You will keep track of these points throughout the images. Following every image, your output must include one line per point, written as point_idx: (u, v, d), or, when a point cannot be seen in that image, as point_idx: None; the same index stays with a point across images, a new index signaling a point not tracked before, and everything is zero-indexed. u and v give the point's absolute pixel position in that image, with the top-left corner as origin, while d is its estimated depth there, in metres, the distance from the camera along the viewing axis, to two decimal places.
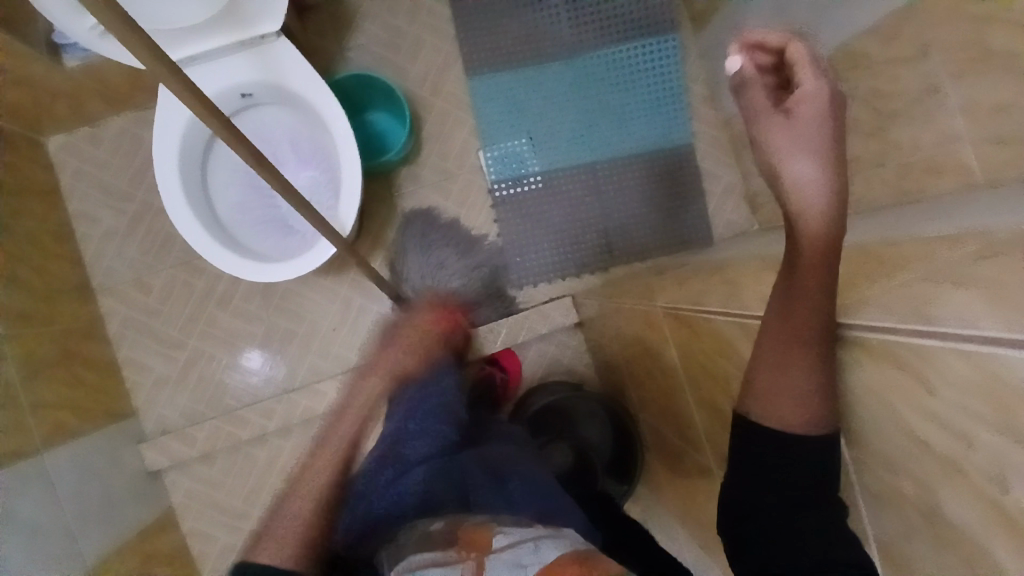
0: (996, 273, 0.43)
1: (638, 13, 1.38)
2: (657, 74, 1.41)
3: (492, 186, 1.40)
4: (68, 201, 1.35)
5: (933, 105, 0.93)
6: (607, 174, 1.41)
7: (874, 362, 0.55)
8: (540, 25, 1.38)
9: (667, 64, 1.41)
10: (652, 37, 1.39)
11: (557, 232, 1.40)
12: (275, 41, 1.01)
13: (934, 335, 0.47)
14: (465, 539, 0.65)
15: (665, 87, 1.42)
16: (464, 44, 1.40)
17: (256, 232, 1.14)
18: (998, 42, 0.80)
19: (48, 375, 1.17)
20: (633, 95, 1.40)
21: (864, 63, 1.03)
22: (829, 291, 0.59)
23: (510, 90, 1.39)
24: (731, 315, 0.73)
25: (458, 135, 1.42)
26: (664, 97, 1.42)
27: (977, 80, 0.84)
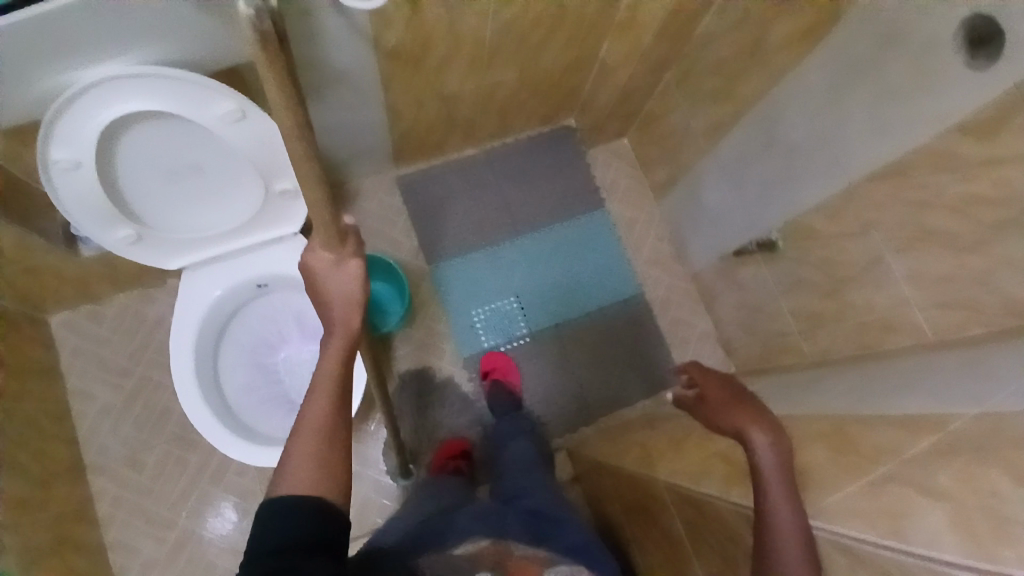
0: (968, 500, 0.54)
1: (585, 192, 1.64)
2: (616, 236, 1.62)
3: (486, 344, 1.51)
4: (67, 380, 1.38)
5: (879, 273, 1.02)
6: (581, 332, 1.55)
7: (854, 569, 0.60)
8: (516, 202, 1.61)
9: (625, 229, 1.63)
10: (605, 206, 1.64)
11: (547, 381, 1.50)
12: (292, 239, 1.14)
13: (909, 550, 0.54)
14: (516, 574, 0.65)
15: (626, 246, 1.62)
16: (453, 220, 1.58)
17: (263, 412, 1.15)
18: (932, 221, 0.89)
19: (44, 565, 1.13)
20: (594, 258, 1.60)
21: (810, 236, 1.15)
22: (784, 484, 0.67)
23: (487, 262, 1.57)
24: (732, 504, 0.78)
25: (450, 298, 1.53)
26: (619, 258, 1.60)
27: (916, 253, 0.94)
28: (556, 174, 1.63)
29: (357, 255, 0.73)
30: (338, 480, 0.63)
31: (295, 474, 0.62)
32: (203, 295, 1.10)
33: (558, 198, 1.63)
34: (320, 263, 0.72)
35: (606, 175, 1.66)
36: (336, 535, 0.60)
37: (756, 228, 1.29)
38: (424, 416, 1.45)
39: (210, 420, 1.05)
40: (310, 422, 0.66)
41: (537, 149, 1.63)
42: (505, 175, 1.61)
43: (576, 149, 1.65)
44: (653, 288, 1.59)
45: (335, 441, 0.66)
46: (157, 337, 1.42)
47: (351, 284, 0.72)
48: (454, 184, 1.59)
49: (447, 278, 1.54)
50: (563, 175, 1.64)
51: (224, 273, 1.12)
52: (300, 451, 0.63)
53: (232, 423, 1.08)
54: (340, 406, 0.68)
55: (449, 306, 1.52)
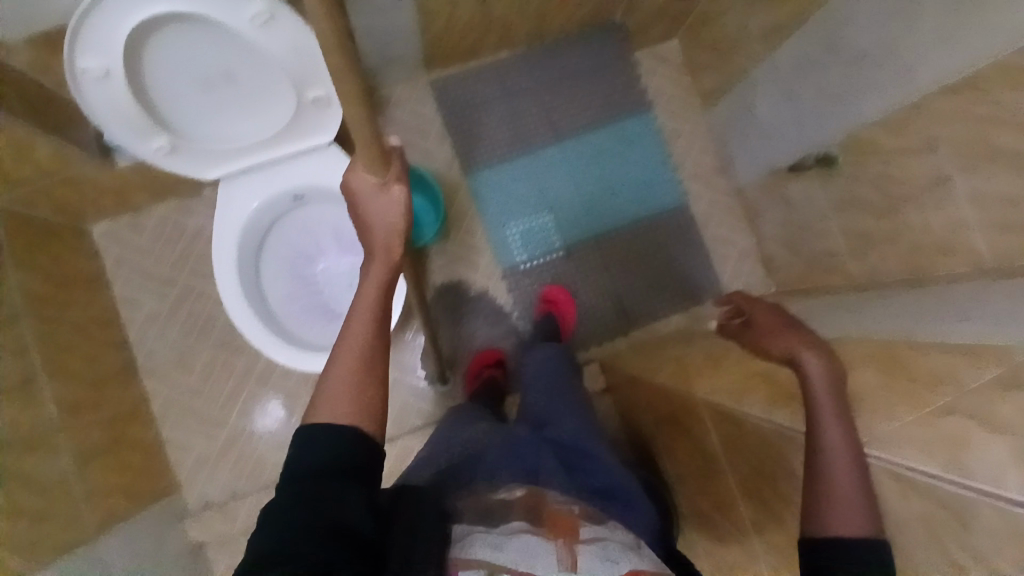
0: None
1: (625, 97, 1.56)
2: (655, 146, 1.56)
3: (520, 258, 1.50)
4: (112, 288, 1.42)
5: (942, 193, 0.95)
6: (619, 244, 1.52)
7: (907, 494, 0.62)
8: (552, 111, 1.54)
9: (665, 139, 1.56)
10: (646, 115, 1.56)
11: (581, 296, 1.50)
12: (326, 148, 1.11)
13: (972, 486, 0.55)
14: (549, 520, 0.68)
15: (665, 158, 1.55)
16: (486, 129, 1.52)
17: (305, 321, 1.18)
18: (1008, 138, 0.82)
19: (101, 462, 1.21)
20: (632, 168, 1.55)
21: (870, 151, 1.08)
22: (836, 397, 0.68)
23: (523, 171, 1.53)
24: (773, 425, 0.79)
25: (484, 211, 1.51)
26: (659, 168, 1.55)
27: (984, 173, 0.87)
28: (596, 78, 1.55)
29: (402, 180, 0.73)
30: (374, 413, 0.64)
31: (332, 403, 0.63)
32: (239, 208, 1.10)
33: (597, 106, 1.55)
34: (365, 186, 0.72)
35: (649, 81, 1.57)
36: (363, 467, 0.60)
37: (811, 141, 1.22)
38: (458, 327, 1.47)
39: (261, 329, 1.08)
40: (346, 352, 0.66)
41: (577, 49, 1.53)
42: (541, 81, 1.54)
43: (618, 49, 1.54)
44: (692, 202, 1.55)
45: (373, 368, 0.66)
46: (196, 248, 1.44)
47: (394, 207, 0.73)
48: (487, 91, 1.52)
49: (483, 189, 1.51)
50: (603, 78, 1.55)
51: (260, 183, 1.11)
52: (337, 382, 0.64)
53: (280, 332, 1.11)
54: (376, 334, 0.68)
55: (485, 216, 1.51)
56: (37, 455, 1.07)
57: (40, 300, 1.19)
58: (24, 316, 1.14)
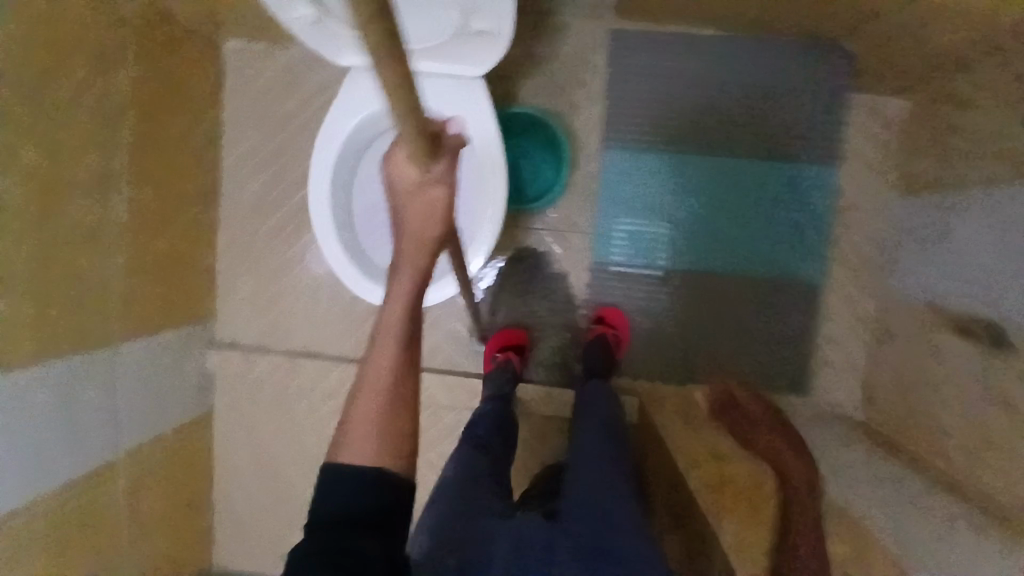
0: None
1: (812, 140, 1.32)
2: (816, 207, 1.34)
3: (614, 260, 1.36)
4: (224, 108, 1.41)
5: None
6: (722, 293, 1.36)
7: None
8: (724, 121, 1.34)
9: (831, 204, 1.33)
10: (823, 168, 1.33)
11: (654, 326, 1.38)
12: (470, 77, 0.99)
13: None
14: None
15: (820, 225, 1.34)
16: (645, 109, 1.35)
17: (380, 239, 1.10)
18: None
19: (149, 274, 1.24)
20: (780, 220, 1.34)
21: None
22: None
23: (662, 171, 1.36)
24: None
25: (602, 194, 1.36)
26: (809, 233, 1.34)
27: None
28: (787, 105, 1.32)
29: (450, 177, 0.63)
30: (396, 447, 0.70)
31: (357, 442, 0.69)
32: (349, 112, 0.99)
33: (775, 136, 1.33)
34: (401, 180, 0.62)
35: (850, 133, 1.32)
36: (380, 504, 0.66)
37: (984, 305, 0.99)
38: (520, 299, 1.37)
39: (339, 249, 1.00)
40: (370, 380, 0.72)
41: (782, 65, 1.31)
42: (728, 83, 1.33)
43: (828, 85, 1.31)
44: (823, 287, 1.34)
45: (400, 393, 0.72)
46: (315, 103, 1.39)
47: (430, 209, 0.65)
48: (665, 69, 1.33)
49: (612, 170, 1.36)
50: (797, 109, 1.32)
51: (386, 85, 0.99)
52: (359, 419, 0.70)
53: (357, 258, 1.03)
54: (405, 361, 0.72)
55: (599, 201, 1.36)
56: (88, 249, 1.09)
57: (144, 98, 1.17)
58: (126, 109, 1.14)
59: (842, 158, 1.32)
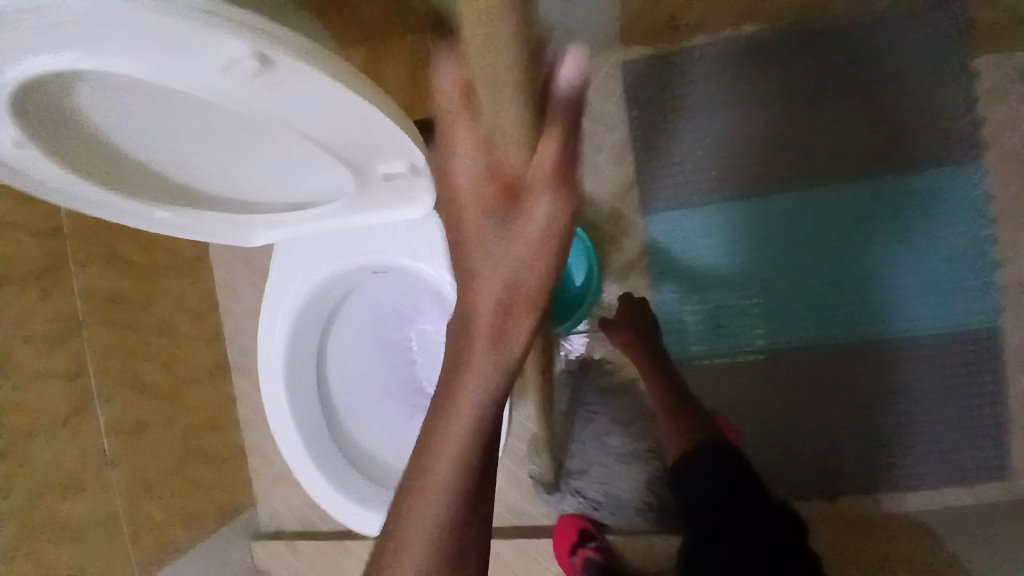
0: None
1: (934, 137, 0.96)
2: (960, 221, 0.96)
3: (696, 351, 1.04)
4: (215, 271, 1.28)
5: None
6: (851, 366, 1.00)
7: None
8: (799, 140, 1.00)
9: (980, 212, 0.96)
10: (958, 168, 0.96)
11: (774, 425, 1.02)
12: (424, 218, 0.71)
13: None
14: None
15: (974, 245, 0.96)
16: (690, 152, 1.03)
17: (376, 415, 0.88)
18: None
19: (161, 488, 1.10)
20: (909, 255, 0.98)
21: None
22: None
23: (731, 223, 1.03)
24: None
25: (661, 271, 1.05)
26: (956, 262, 0.97)
27: None
28: (880, 100, 0.98)
29: (557, 226, 0.39)
30: None
31: None
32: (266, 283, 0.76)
33: (875, 142, 0.98)
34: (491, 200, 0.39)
35: (982, 113, 0.95)
36: None
37: None
38: (584, 427, 1.07)
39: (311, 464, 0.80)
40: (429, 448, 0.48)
41: (862, 48, 0.97)
42: (791, 92, 1.00)
43: (932, 57, 0.96)
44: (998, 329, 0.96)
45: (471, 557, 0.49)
46: None
47: (515, 264, 0.41)
48: (703, 97, 1.02)
49: (664, 237, 1.05)
50: (900, 100, 0.97)
51: (328, 249, 0.75)
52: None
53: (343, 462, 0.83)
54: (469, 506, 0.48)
55: (655, 278, 1.06)
56: (77, 496, 0.96)
57: (100, 301, 1.03)
58: (92, 322, 1.01)
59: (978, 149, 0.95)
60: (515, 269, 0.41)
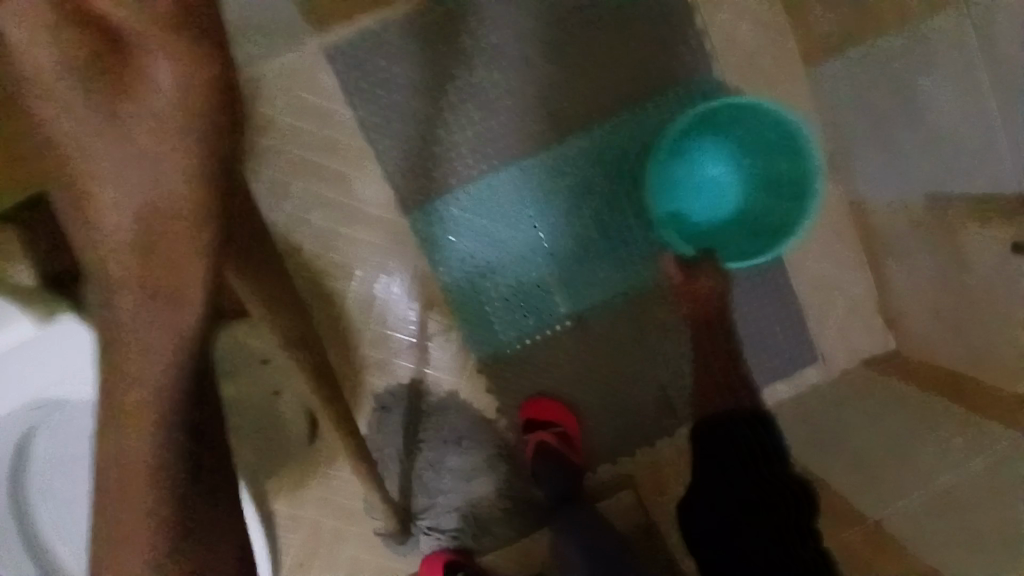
0: None
1: (662, 54, 0.94)
2: (706, 132, 0.96)
3: (506, 337, 0.95)
4: None
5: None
6: (658, 302, 0.97)
7: None
8: (538, 87, 0.93)
9: (721, 118, 0.96)
10: (688, 81, 0.95)
11: (605, 384, 0.97)
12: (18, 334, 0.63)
13: None
14: None
15: (724, 151, 0.96)
16: (433, 128, 0.92)
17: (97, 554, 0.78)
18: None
19: None
20: (696, 184, 0.97)
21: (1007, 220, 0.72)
22: None
23: (504, 190, 0.94)
24: None
25: (446, 264, 0.94)
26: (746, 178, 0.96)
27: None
28: (622, 29, 0.94)
29: (191, 85, 0.40)
30: None
31: None
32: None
33: (609, 70, 0.94)
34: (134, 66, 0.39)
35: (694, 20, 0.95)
36: None
37: None
38: (420, 456, 0.95)
39: None
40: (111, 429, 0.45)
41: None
42: (513, 40, 0.92)
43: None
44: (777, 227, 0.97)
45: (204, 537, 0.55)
46: None
47: (141, 160, 0.40)
48: (428, 63, 0.92)
49: (439, 226, 0.94)
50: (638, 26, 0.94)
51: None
52: None
53: None
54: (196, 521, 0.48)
55: (445, 271, 0.95)
56: None
57: None
58: None
59: (698, 57, 0.95)
60: (182, 92, 0.40)
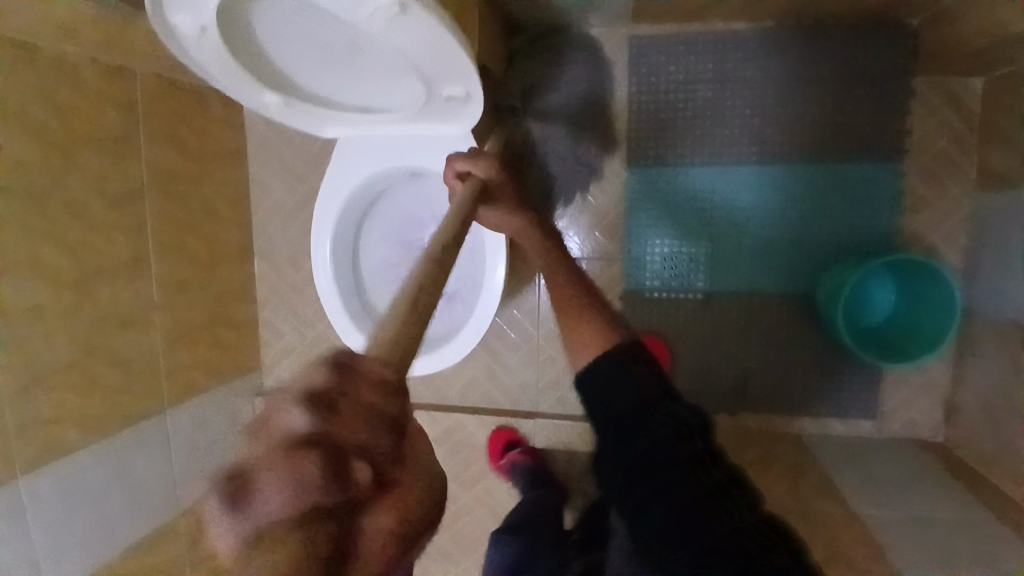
0: None
1: (871, 134, 1.16)
2: (870, 205, 1.17)
3: (649, 286, 1.26)
4: (251, 166, 1.43)
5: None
6: (769, 313, 1.22)
7: None
8: (761, 120, 1.19)
9: (886, 198, 1.17)
10: (875, 161, 1.16)
11: (700, 354, 1.26)
12: (460, 135, 0.88)
13: None
14: None
15: (878, 226, 1.17)
16: (672, 118, 1.21)
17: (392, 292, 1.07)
18: None
19: (192, 337, 1.29)
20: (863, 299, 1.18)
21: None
22: None
23: (697, 186, 1.23)
24: None
25: (634, 213, 1.26)
26: (911, 302, 1.15)
27: None
28: (846, 102, 1.16)
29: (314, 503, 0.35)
30: None
31: None
32: (346, 181, 0.95)
33: (819, 129, 1.17)
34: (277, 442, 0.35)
35: (908, 119, 1.15)
36: None
37: None
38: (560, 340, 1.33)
39: (345, 319, 0.98)
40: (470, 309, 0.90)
41: (827, 56, 1.15)
42: (761, 77, 1.18)
43: (887, 67, 1.13)
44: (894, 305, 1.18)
45: None
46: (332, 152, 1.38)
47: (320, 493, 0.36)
48: (693, 71, 1.19)
49: (642, 187, 1.25)
50: (857, 104, 1.15)
51: (376, 157, 0.93)
52: None
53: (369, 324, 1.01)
54: None
55: (630, 219, 1.26)
56: (128, 331, 1.12)
57: (165, 176, 1.18)
58: (149, 194, 1.15)
59: (893, 145, 1.16)
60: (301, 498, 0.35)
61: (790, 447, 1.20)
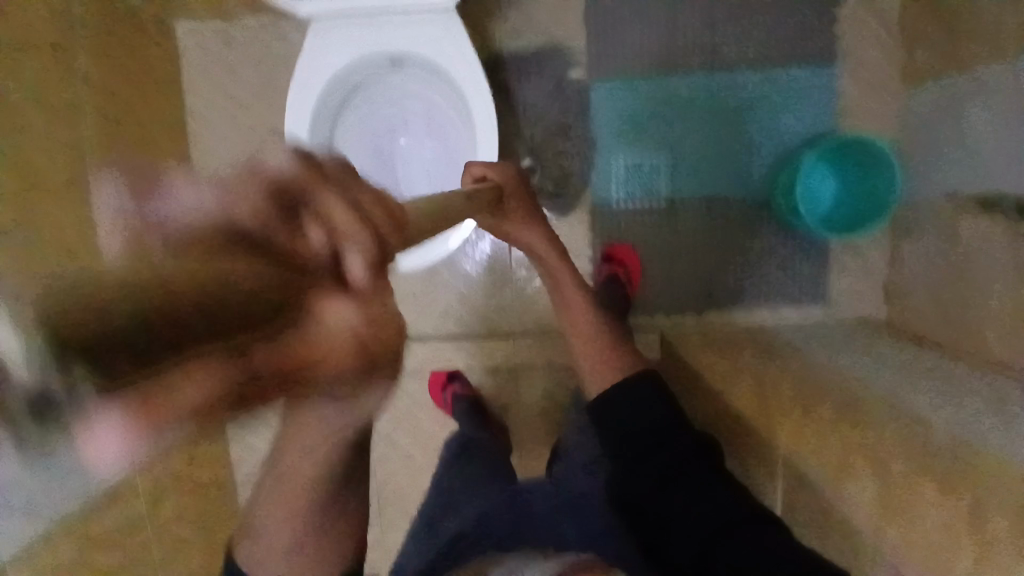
0: None
1: (806, 40, 1.26)
2: (808, 107, 1.28)
3: (616, 197, 1.30)
4: (188, 100, 1.33)
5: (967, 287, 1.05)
6: (728, 214, 1.29)
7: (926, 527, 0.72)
8: (708, 31, 1.26)
9: (821, 99, 1.27)
10: (811, 65, 1.26)
11: (667, 260, 1.31)
12: (444, 14, 0.93)
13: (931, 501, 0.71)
14: None
15: (816, 126, 1.28)
16: (626, 32, 1.26)
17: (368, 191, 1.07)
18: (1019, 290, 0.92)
19: None
20: (812, 194, 1.24)
21: (953, 214, 1.10)
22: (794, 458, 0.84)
23: (657, 94, 1.28)
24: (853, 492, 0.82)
25: (596, 126, 1.29)
26: (854, 191, 1.23)
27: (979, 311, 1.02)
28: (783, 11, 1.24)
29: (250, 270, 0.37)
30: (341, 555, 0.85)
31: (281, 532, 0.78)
32: (330, 60, 0.96)
33: (761, 37, 1.26)
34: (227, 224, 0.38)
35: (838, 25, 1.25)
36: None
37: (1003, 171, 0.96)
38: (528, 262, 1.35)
39: None
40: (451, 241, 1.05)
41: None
42: None
43: None
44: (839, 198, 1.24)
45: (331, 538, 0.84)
46: (280, 80, 1.32)
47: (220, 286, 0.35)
48: None
49: (602, 101, 1.29)
50: (792, 13, 1.25)
51: (356, 39, 0.95)
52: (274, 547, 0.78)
53: None
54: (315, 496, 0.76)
55: (596, 131, 1.30)
56: None
57: None
58: None
59: (825, 49, 1.26)
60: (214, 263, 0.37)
61: (755, 337, 1.27)
